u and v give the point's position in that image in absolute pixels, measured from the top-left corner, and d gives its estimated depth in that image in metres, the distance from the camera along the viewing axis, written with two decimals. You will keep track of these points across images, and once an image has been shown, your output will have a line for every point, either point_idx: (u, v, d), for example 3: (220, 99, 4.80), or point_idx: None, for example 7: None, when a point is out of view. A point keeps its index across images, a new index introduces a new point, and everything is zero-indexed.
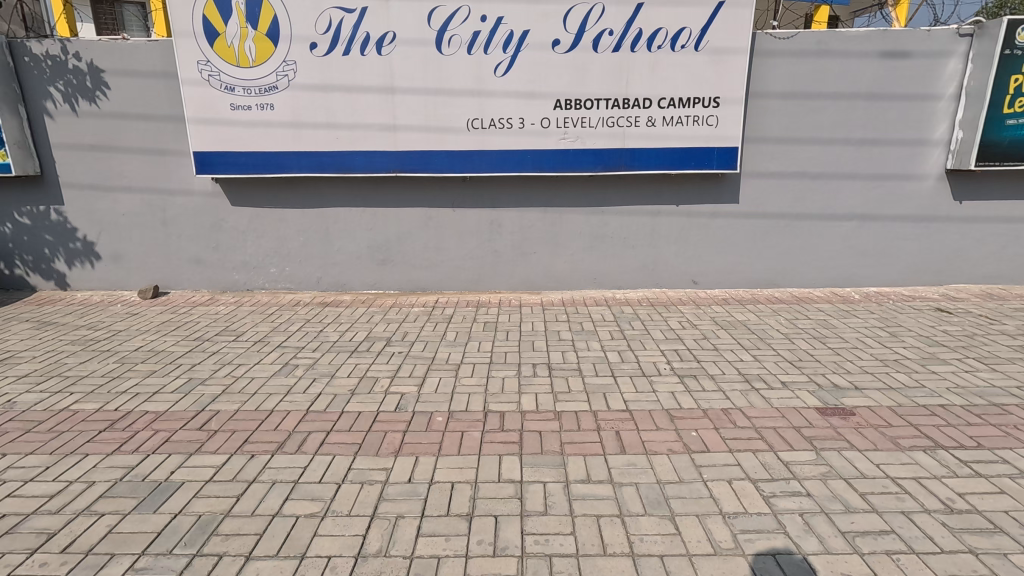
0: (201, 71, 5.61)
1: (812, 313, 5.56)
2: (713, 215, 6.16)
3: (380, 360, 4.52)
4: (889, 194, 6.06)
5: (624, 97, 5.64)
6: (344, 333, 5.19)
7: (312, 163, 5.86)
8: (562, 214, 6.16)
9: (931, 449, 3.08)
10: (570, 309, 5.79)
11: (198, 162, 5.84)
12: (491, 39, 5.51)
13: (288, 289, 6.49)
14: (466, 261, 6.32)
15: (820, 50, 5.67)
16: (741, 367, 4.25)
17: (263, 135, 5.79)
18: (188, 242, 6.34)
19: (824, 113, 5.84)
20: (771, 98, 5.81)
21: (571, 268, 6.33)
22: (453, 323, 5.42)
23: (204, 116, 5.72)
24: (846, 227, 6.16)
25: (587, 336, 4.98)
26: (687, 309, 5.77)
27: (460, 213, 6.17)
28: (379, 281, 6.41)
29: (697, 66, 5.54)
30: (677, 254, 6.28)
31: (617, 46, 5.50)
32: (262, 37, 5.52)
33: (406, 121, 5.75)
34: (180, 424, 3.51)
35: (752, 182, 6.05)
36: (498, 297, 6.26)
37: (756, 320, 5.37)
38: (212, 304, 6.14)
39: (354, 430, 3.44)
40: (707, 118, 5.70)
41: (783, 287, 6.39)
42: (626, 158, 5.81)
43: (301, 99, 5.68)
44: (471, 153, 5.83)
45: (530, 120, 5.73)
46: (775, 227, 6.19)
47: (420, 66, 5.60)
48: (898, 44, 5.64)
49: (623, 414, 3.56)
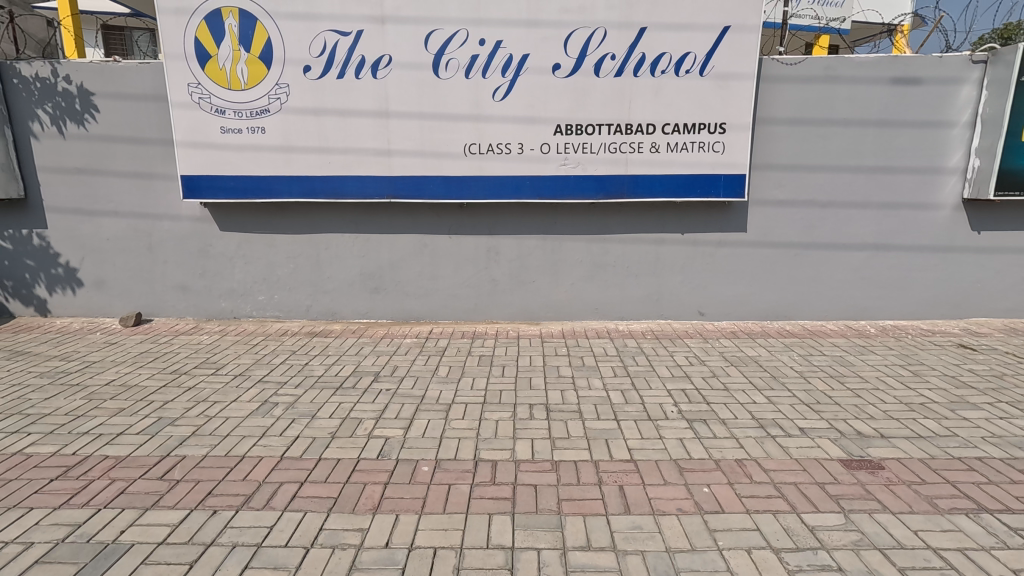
0: (191, 93, 5.46)
1: (827, 349, 5.25)
2: (720, 244, 5.91)
3: (365, 399, 4.20)
4: (903, 224, 5.81)
5: (627, 123, 5.46)
6: (330, 367, 4.89)
7: (303, 188, 5.66)
8: (563, 242, 5.92)
9: (974, 512, 2.75)
10: (570, 342, 5.50)
11: (186, 186, 5.66)
12: (489, 63, 5.36)
13: (276, 317, 6.22)
14: (462, 290, 6.07)
15: (829, 76, 5.50)
16: (755, 410, 3.92)
17: (253, 159, 5.60)
18: (174, 268, 6.11)
19: (834, 140, 5.64)
20: (778, 125, 5.62)
21: (571, 299, 6.06)
22: (447, 357, 5.12)
23: (192, 139, 5.55)
24: (859, 258, 5.90)
25: (588, 373, 4.67)
26: (693, 343, 5.47)
27: (456, 241, 5.94)
28: (371, 310, 6.15)
29: (702, 92, 5.37)
30: (683, 285, 6.01)
31: (619, 71, 5.34)
32: (254, 60, 5.39)
33: (402, 146, 5.57)
34: (140, 472, 3.20)
35: (760, 211, 5.82)
36: (495, 328, 5.98)
37: (767, 357, 5.06)
38: (196, 332, 5.87)
39: (330, 481, 3.12)
40: (713, 145, 5.50)
41: (794, 320, 6.08)
42: (629, 185, 5.60)
43: (293, 123, 5.51)
44: (468, 179, 5.63)
45: (529, 146, 5.54)
46: (785, 257, 5.93)
47: (416, 90, 5.44)
48: (909, 70, 5.48)
49: (627, 466, 3.23)
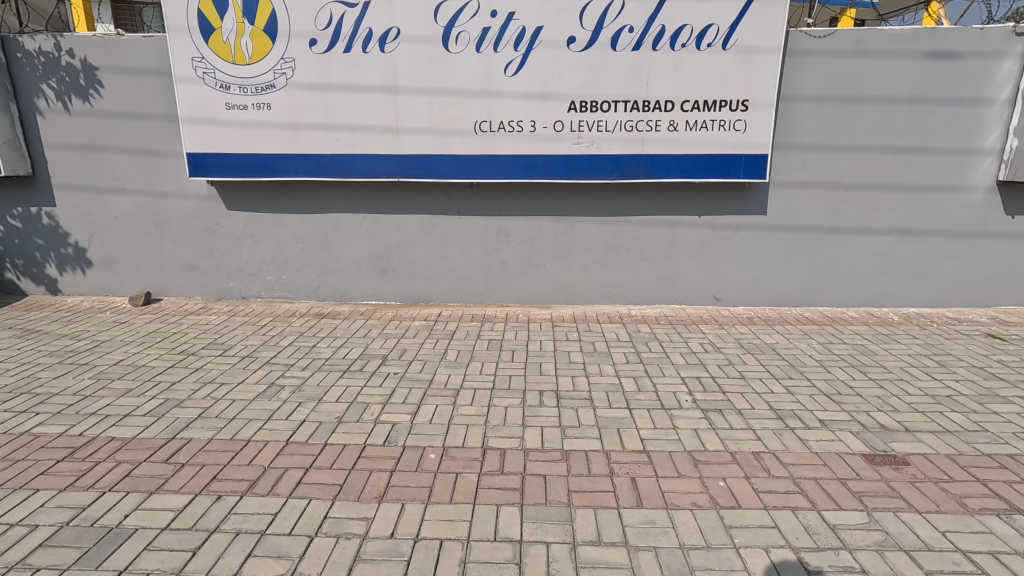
0: (195, 68, 5.32)
1: (848, 337, 5.07)
2: (738, 227, 5.71)
3: (372, 383, 4.14)
4: (932, 208, 5.56)
5: (644, 100, 5.23)
6: (338, 349, 4.83)
7: (310, 167, 5.54)
8: (575, 224, 5.76)
9: (1005, 513, 2.62)
10: (582, 326, 5.37)
11: (192, 164, 5.56)
12: (501, 37, 5.14)
13: (284, 298, 6.17)
14: (472, 272, 5.95)
15: (860, 50, 5.20)
16: (773, 401, 3.79)
17: (259, 136, 5.48)
18: (182, 247, 6.06)
19: (863, 119, 5.37)
20: (804, 102, 5.35)
21: (583, 282, 5.92)
22: (456, 340, 5.04)
23: (197, 116, 5.44)
24: (884, 243, 5.67)
25: (600, 359, 4.56)
26: (708, 329, 5.32)
27: (466, 222, 5.80)
28: (380, 292, 6.07)
29: (725, 67, 5.11)
30: (698, 269, 5.83)
31: (637, 44, 5.10)
32: (259, 33, 5.22)
33: (410, 124, 5.40)
34: (145, 455, 3.18)
35: (782, 193, 5.59)
36: (505, 311, 5.87)
37: (786, 344, 4.90)
38: (204, 312, 5.84)
39: (335, 467, 3.07)
40: (734, 123, 5.26)
41: (813, 306, 5.89)
42: (645, 165, 5.39)
43: (299, 99, 5.36)
44: (479, 159, 5.46)
45: (542, 124, 5.35)
46: (806, 241, 5.72)
47: (426, 65, 5.25)
48: (946, 43, 5.16)
49: (639, 457, 3.14)
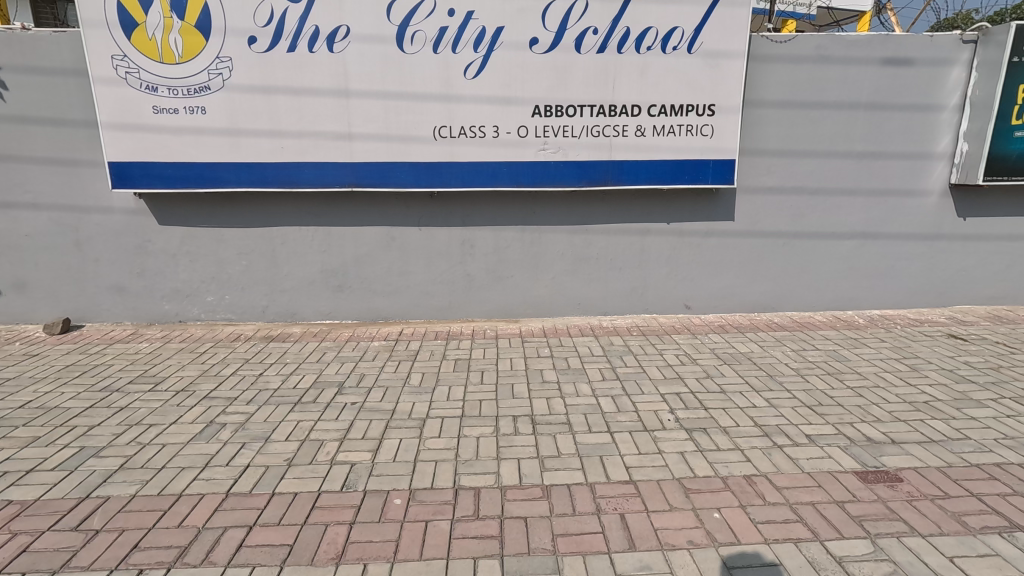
0: (116, 67, 4.75)
1: (819, 342, 5.03)
2: (707, 234, 5.61)
3: (327, 416, 3.72)
4: (890, 211, 5.63)
5: (610, 104, 5.05)
6: (288, 378, 4.36)
7: (253, 177, 5.06)
8: (542, 234, 5.51)
9: (1007, 532, 2.50)
10: (553, 341, 5.11)
11: (115, 174, 4.97)
12: (460, 37, 4.84)
13: (227, 320, 5.62)
14: (435, 286, 5.60)
15: (819, 56, 5.21)
16: (757, 416, 3.62)
17: (193, 143, 4.95)
18: (107, 267, 5.41)
19: (824, 124, 5.38)
20: (768, 107, 5.32)
21: (552, 294, 5.68)
22: (419, 361, 4.67)
23: (120, 120, 4.86)
24: (847, 246, 5.71)
25: (575, 377, 4.30)
26: (682, 339, 5.17)
27: (427, 233, 5.45)
28: (335, 310, 5.62)
29: (691, 71, 5.00)
30: (668, 277, 5.70)
31: (602, 47, 4.92)
32: (190, 29, 4.72)
33: (363, 130, 5.02)
34: (49, 522, 2.66)
35: (749, 199, 5.54)
36: (471, 327, 5.55)
37: (761, 353, 4.80)
38: (134, 340, 5.22)
39: (284, 523, 2.66)
40: (702, 128, 5.15)
41: (781, 311, 5.87)
42: (613, 172, 5.21)
43: (238, 102, 4.88)
44: (439, 166, 5.13)
45: (505, 129, 5.08)
46: (773, 246, 5.69)
47: (379, 66, 4.88)
48: (900, 50, 5.24)
49: (626, 488, 2.89)
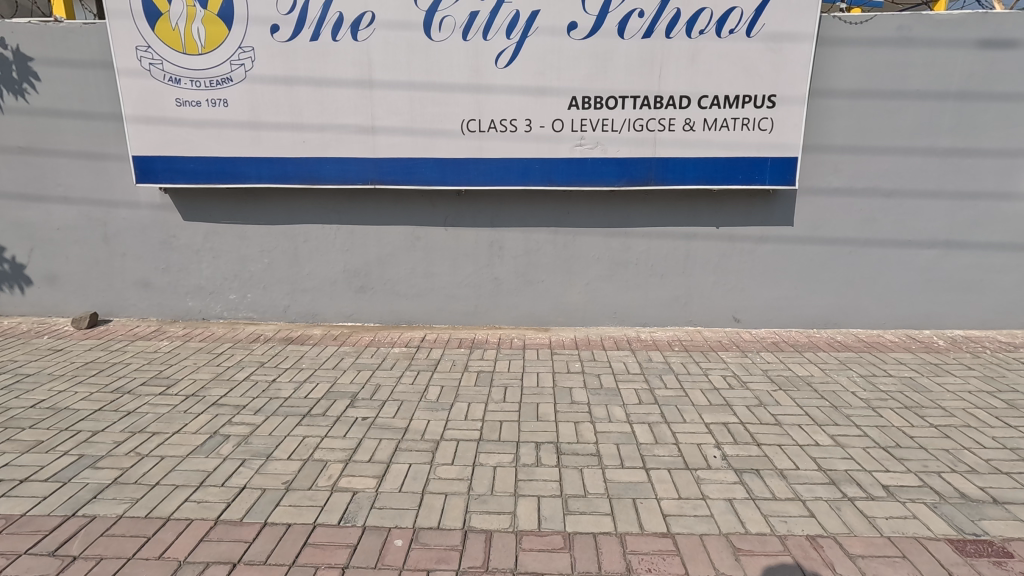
0: (140, 59, 4.64)
1: (891, 367, 4.39)
2: (762, 239, 5.04)
3: (335, 432, 3.44)
4: (981, 217, 4.89)
5: (656, 95, 4.56)
6: (300, 386, 4.12)
7: (275, 172, 4.85)
8: (577, 236, 5.09)
9: None
10: (585, 354, 4.69)
11: (139, 169, 4.88)
12: (492, 22, 4.47)
13: (249, 319, 5.47)
14: (461, 290, 5.27)
15: (901, 38, 4.55)
16: (822, 458, 3.10)
17: (215, 137, 4.79)
18: (134, 262, 5.36)
19: (903, 117, 4.71)
20: (838, 98, 4.69)
21: (585, 301, 5.25)
22: (439, 372, 4.35)
23: (143, 113, 4.75)
24: (927, 257, 5.02)
25: (607, 399, 3.87)
26: (730, 357, 4.64)
27: (453, 234, 5.13)
28: (357, 312, 5.38)
29: (750, 57, 4.45)
30: (716, 286, 5.17)
31: (648, 31, 4.43)
32: (213, 18, 4.54)
33: (388, 123, 4.73)
34: (29, 543, 2.47)
35: (812, 201, 4.92)
36: (497, 334, 5.19)
37: (822, 377, 4.22)
38: (156, 337, 5.13)
39: (272, 562, 2.37)
40: (760, 122, 4.58)
41: (845, 328, 5.23)
42: (657, 170, 4.73)
43: (260, 94, 4.68)
44: (467, 162, 4.79)
45: (539, 122, 4.67)
46: (838, 255, 5.06)
47: (405, 55, 4.57)
48: (1001, 30, 4.51)
49: (663, 544, 2.46)
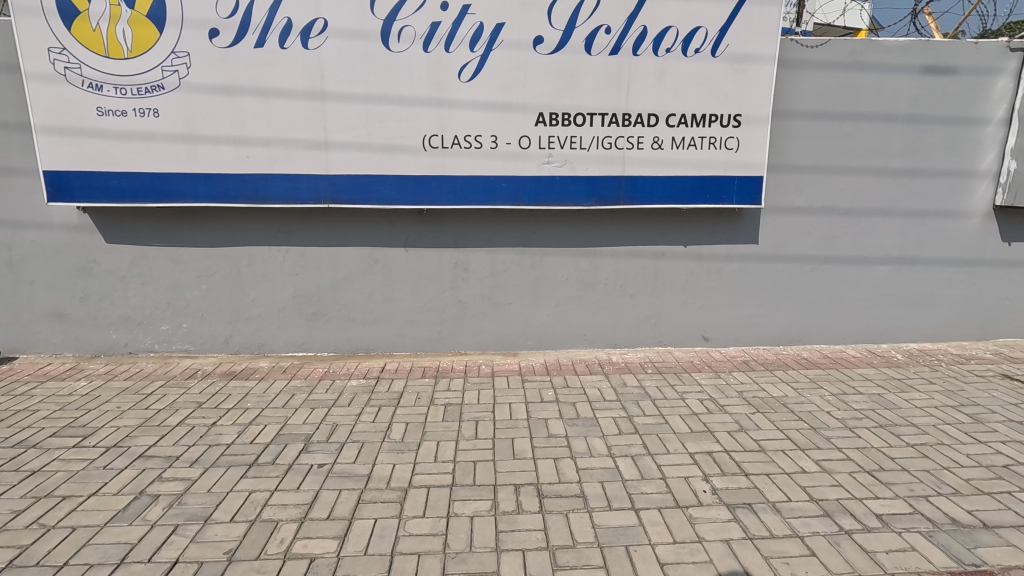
0: (54, 62, 4.10)
1: (860, 384, 4.42)
2: (729, 258, 5.03)
3: (287, 484, 3.03)
4: (929, 235, 5.09)
5: (624, 113, 4.48)
6: (245, 430, 3.66)
7: (214, 190, 4.39)
8: (545, 257, 4.89)
9: None
10: (558, 381, 4.46)
11: (52, 185, 4.29)
12: (454, 34, 4.25)
13: (184, 352, 4.91)
14: (423, 315, 4.95)
15: (854, 62, 4.69)
16: (811, 487, 2.99)
17: (145, 150, 4.29)
18: (45, 291, 4.70)
19: (858, 138, 4.85)
20: (797, 119, 4.77)
21: (554, 324, 5.05)
22: (403, 407, 4.00)
23: (57, 124, 4.19)
24: (882, 273, 5.16)
25: (585, 431, 3.64)
26: (704, 378, 4.55)
27: (414, 255, 4.81)
28: (309, 341, 4.94)
29: (715, 76, 4.45)
30: (685, 305, 5.10)
31: (615, 48, 4.35)
32: (141, 19, 4.08)
33: (342, 137, 4.39)
34: None
35: (776, 219, 4.97)
36: (463, 361, 4.89)
37: (796, 397, 4.18)
38: (72, 376, 4.49)
39: None
40: (726, 141, 4.58)
41: (809, 345, 5.28)
42: (626, 189, 4.62)
43: (197, 104, 4.24)
44: (429, 180, 4.51)
45: (505, 139, 4.47)
46: (801, 272, 5.11)
47: (361, 65, 4.27)
48: (942, 57, 4.74)
49: None
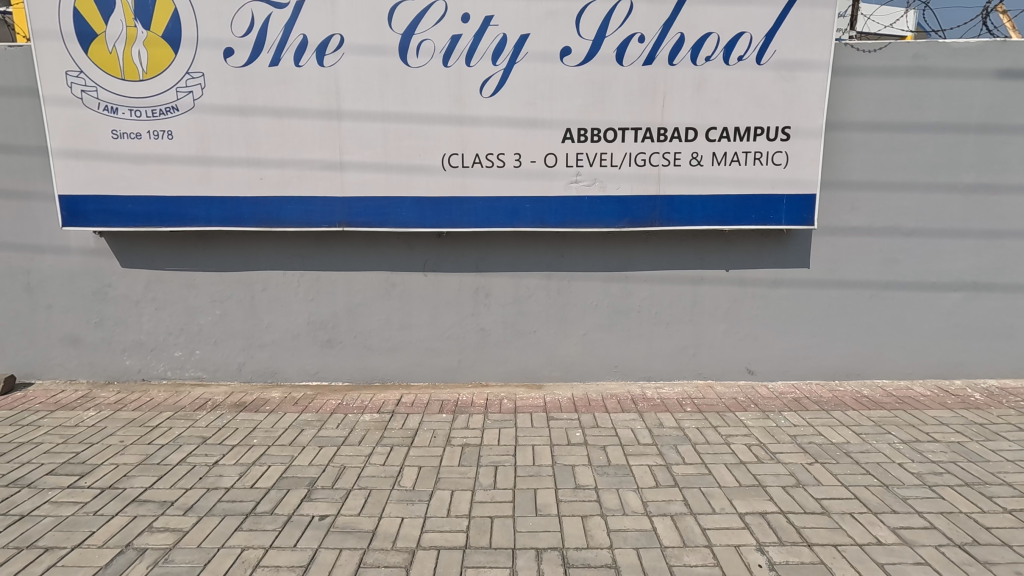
0: (71, 85, 4.04)
1: (935, 430, 3.85)
2: (776, 283, 4.56)
3: (284, 540, 2.73)
4: (1008, 257, 4.50)
5: (659, 128, 4.12)
6: (247, 471, 3.39)
7: (228, 214, 4.23)
8: (572, 282, 4.54)
9: None
10: (587, 419, 4.06)
11: (67, 210, 4.21)
12: (476, 47, 4.01)
13: (197, 379, 4.74)
14: (442, 343, 4.65)
15: (917, 67, 4.22)
16: (892, 565, 2.51)
17: (158, 174, 4.17)
18: (61, 315, 4.62)
19: (923, 151, 4.35)
20: (853, 131, 4.32)
21: (582, 354, 4.66)
22: (417, 447, 3.68)
23: (73, 148, 4.12)
24: (953, 300, 4.59)
25: (618, 482, 3.23)
26: (750, 419, 4.06)
27: (433, 280, 4.53)
28: (323, 369, 4.70)
29: (760, 86, 4.06)
30: (728, 335, 4.64)
31: (649, 58, 4.02)
32: (156, 40, 3.99)
33: (358, 158, 4.18)
34: None
35: (829, 241, 4.49)
36: (484, 393, 4.55)
37: (860, 445, 3.65)
38: (83, 404, 4.36)
39: None
40: (773, 156, 4.16)
41: (869, 380, 4.72)
42: (662, 209, 4.24)
43: (211, 126, 4.11)
44: (449, 201, 4.24)
45: (529, 157, 4.17)
46: (858, 299, 4.59)
47: (378, 81, 4.06)
48: (1021, 59, 4.21)
49: None
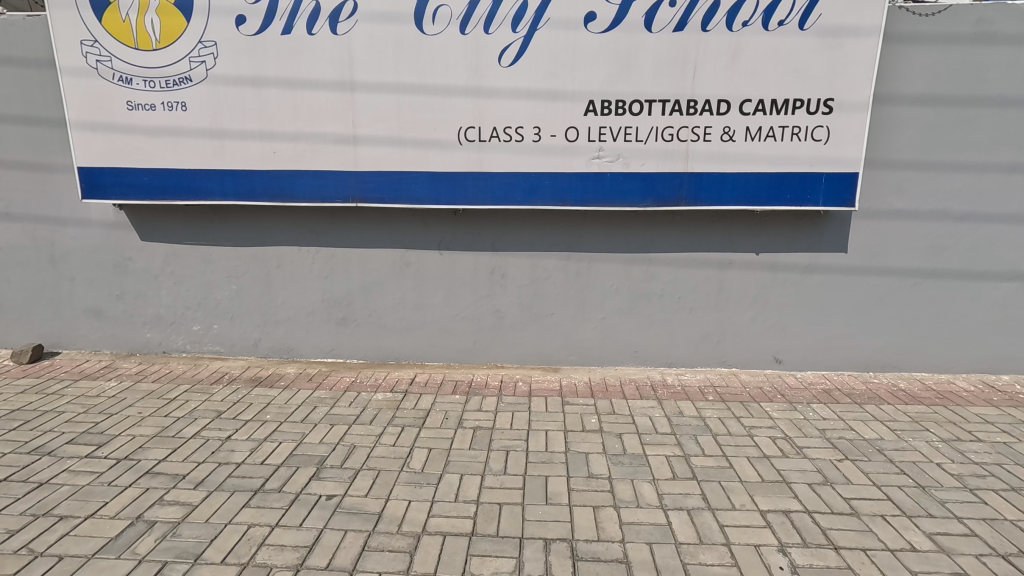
0: (86, 55, 4.00)
1: (979, 428, 3.59)
2: (810, 268, 4.30)
3: (290, 519, 2.71)
4: None
5: (688, 100, 3.86)
6: (258, 447, 3.39)
7: (242, 188, 4.18)
8: (591, 263, 4.37)
9: None
10: (603, 405, 3.93)
11: (86, 182, 4.22)
12: (494, 13, 3.80)
13: (215, 354, 4.77)
14: (457, 323, 4.55)
15: (980, 33, 3.83)
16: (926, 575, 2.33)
17: (173, 146, 4.13)
18: (84, 287, 4.68)
19: (981, 127, 3.98)
20: (903, 104, 3.97)
21: (601, 339, 4.51)
22: (428, 428, 3.62)
23: (90, 119, 4.10)
24: (1005, 291, 4.25)
25: (633, 472, 3.11)
26: (776, 410, 3.87)
27: (448, 259, 4.42)
28: (337, 347, 4.67)
29: (801, 54, 3.74)
30: (755, 322, 4.42)
31: (680, 24, 3.74)
32: (169, 7, 3.90)
33: (371, 131, 4.05)
34: None
35: (871, 224, 4.18)
36: (499, 375, 4.46)
37: (895, 442, 3.43)
38: (105, 375, 4.44)
39: None
40: (813, 131, 3.86)
41: (906, 373, 4.45)
42: (689, 188, 4.01)
43: (224, 97, 4.03)
44: (465, 177, 4.09)
45: (549, 131, 3.97)
46: (899, 287, 4.30)
47: (392, 50, 3.90)
48: None
49: None
